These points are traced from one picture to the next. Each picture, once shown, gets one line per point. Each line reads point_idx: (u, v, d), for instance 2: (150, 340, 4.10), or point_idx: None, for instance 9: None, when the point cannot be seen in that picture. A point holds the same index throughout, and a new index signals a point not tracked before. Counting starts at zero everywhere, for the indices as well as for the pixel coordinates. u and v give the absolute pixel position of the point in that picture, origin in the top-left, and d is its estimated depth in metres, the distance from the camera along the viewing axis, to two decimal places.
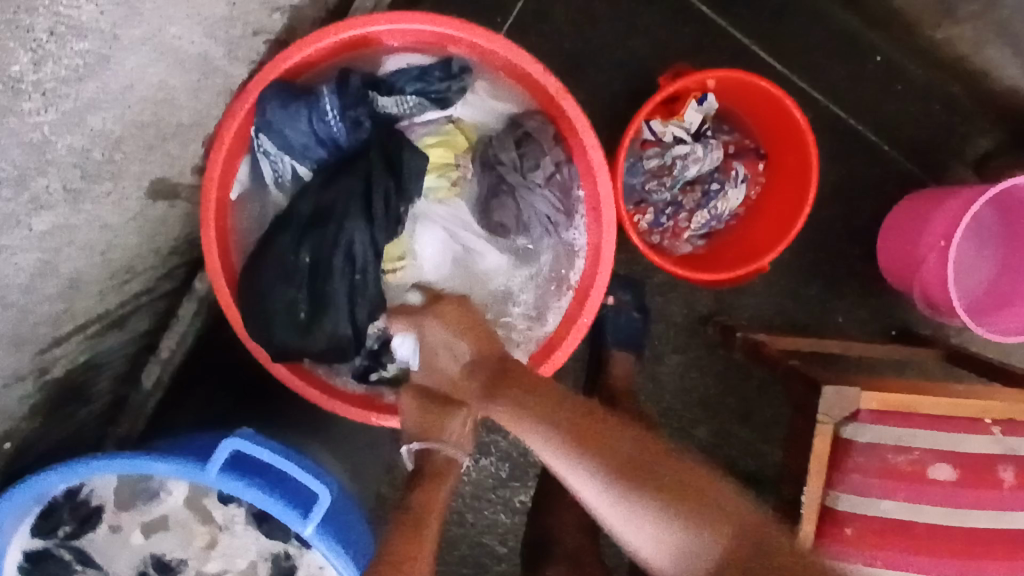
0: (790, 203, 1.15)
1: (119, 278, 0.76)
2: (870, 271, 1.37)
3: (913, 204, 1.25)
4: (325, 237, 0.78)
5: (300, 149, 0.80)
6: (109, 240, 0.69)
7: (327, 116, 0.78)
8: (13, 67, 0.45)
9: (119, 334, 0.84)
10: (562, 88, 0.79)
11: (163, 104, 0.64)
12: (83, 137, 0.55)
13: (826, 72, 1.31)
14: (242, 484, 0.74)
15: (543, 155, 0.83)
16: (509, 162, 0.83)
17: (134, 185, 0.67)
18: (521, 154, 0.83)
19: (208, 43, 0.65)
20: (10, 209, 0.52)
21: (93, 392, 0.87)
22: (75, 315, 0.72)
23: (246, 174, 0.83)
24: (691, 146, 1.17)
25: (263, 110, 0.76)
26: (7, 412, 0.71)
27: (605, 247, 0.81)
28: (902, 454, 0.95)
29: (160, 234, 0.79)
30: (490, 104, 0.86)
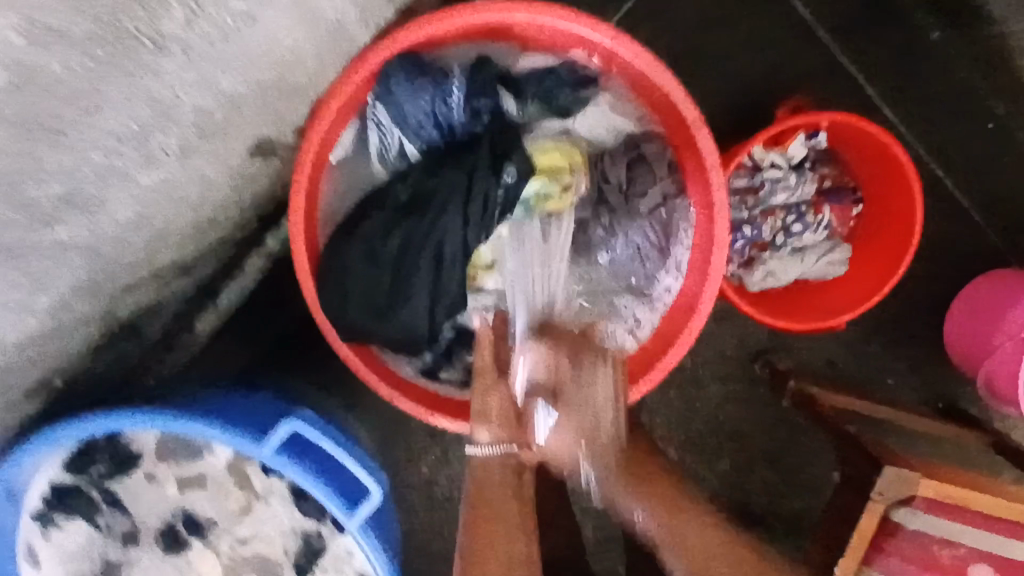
0: (879, 262, 1.11)
1: (199, 230, 0.72)
2: (934, 340, 1.32)
3: (994, 282, 1.20)
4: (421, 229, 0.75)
5: (415, 128, 0.77)
6: (202, 194, 0.65)
7: (451, 100, 0.75)
8: (162, 22, 0.40)
9: (183, 281, 0.81)
10: (700, 119, 0.75)
11: (289, 65, 0.59)
12: (211, 96, 0.50)
13: (939, 128, 1.23)
14: (292, 468, 0.71)
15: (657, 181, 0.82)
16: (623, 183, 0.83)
17: (240, 143, 0.63)
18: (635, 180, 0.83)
19: (345, 7, 0.60)
20: (125, 166, 0.48)
21: (146, 334, 0.84)
22: (152, 263, 0.68)
23: (350, 140, 0.79)
24: (786, 176, 1.12)
25: (388, 81, 0.74)
26: (66, 351, 0.68)
27: (708, 289, 0.78)
28: (947, 548, 0.93)
29: (247, 188, 0.75)
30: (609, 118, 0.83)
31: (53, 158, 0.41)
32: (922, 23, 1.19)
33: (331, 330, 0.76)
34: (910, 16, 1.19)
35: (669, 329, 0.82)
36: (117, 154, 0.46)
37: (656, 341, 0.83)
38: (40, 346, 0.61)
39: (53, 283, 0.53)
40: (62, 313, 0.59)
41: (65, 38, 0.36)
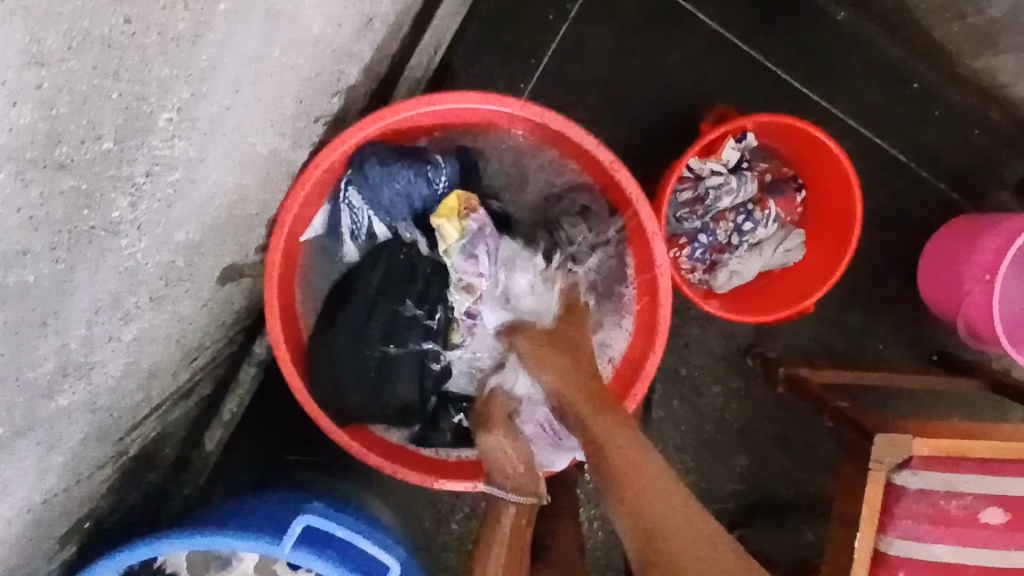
0: (831, 242, 1.16)
1: (188, 358, 0.79)
2: (910, 299, 1.36)
3: (953, 231, 1.25)
4: (396, 308, 0.86)
5: (386, 208, 0.88)
6: (183, 329, 0.71)
7: (435, 181, 0.89)
8: (112, 213, 0.46)
9: (184, 405, 0.87)
10: (616, 161, 0.83)
11: (236, 201, 0.66)
12: (169, 251, 0.57)
13: (863, 102, 1.30)
14: (313, 560, 0.75)
15: (606, 226, 0.93)
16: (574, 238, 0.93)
17: (208, 277, 0.70)
18: (589, 229, 0.93)
19: (277, 140, 0.67)
20: (105, 328, 0.54)
21: (161, 459, 0.90)
22: (151, 398, 0.74)
23: (322, 222, 0.89)
24: (727, 178, 1.17)
25: (364, 165, 0.85)
26: (89, 495, 0.73)
27: (662, 306, 0.85)
28: (954, 500, 0.96)
29: (225, 309, 0.82)
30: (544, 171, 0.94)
31: (42, 344, 0.47)
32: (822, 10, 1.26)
33: (330, 422, 0.82)
34: (810, 6, 1.26)
35: (637, 354, 0.89)
36: (96, 323, 0.52)
37: (627, 366, 0.89)
38: (64, 499, 0.67)
39: (64, 443, 0.59)
40: (78, 464, 0.65)
41: (36, 255, 0.41)
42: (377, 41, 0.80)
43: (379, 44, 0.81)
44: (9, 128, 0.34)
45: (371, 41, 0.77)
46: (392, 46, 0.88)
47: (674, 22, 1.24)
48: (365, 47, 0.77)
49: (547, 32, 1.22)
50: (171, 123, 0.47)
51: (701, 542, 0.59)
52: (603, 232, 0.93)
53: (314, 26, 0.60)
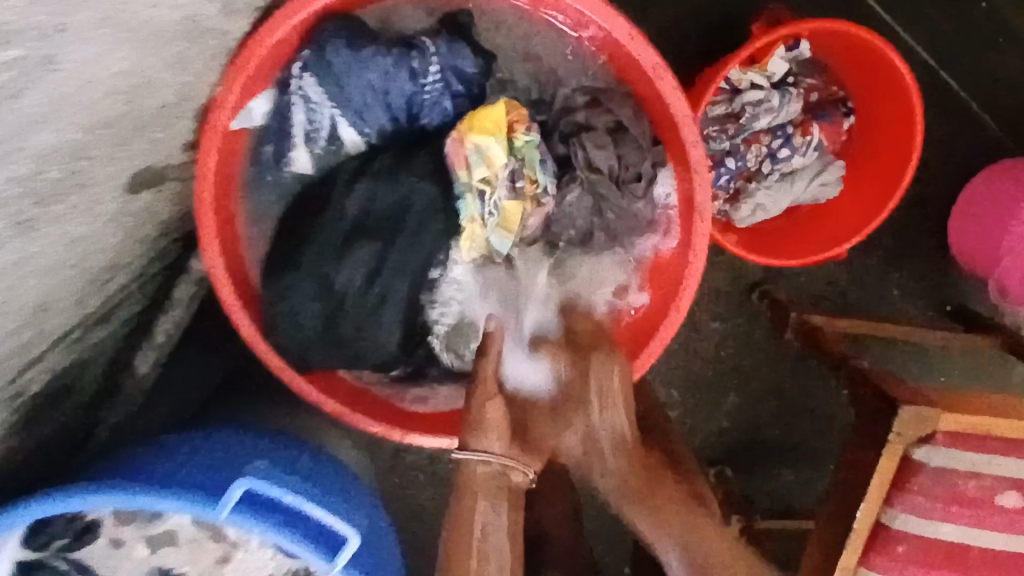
0: (875, 181, 1.01)
1: (98, 281, 0.63)
2: (937, 244, 1.23)
3: (1004, 172, 1.08)
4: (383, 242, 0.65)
5: (356, 106, 0.65)
6: (79, 250, 0.56)
7: (421, 74, 0.66)
8: None
9: (102, 329, 0.73)
10: (660, 66, 0.66)
11: None
12: None
13: (926, 11, 1.10)
14: (257, 525, 0.65)
15: (642, 158, 0.70)
16: (595, 164, 0.70)
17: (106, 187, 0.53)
18: (616, 156, 0.70)
19: None
20: None
21: (79, 389, 0.77)
22: (46, 332, 0.60)
23: (267, 105, 0.67)
24: (766, 95, 0.98)
25: (324, 38, 0.64)
26: None
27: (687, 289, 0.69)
28: (973, 482, 0.87)
29: (148, 221, 0.66)
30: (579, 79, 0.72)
31: None
32: None
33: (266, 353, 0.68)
34: None
35: (656, 309, 0.73)
36: None
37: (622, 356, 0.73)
38: None
39: None
40: None
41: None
42: None
43: None
44: None
45: None
46: None
47: None
48: None
49: None
50: None
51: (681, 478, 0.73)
52: (636, 161, 0.70)
53: None
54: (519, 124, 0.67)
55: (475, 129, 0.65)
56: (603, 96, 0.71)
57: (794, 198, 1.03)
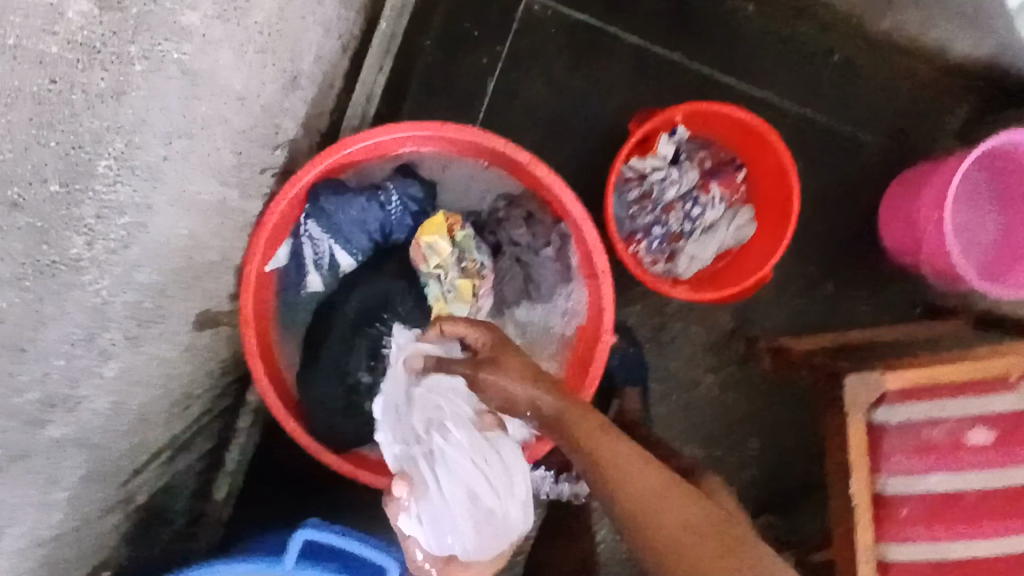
0: (773, 212, 1.22)
1: (181, 405, 0.86)
2: (879, 254, 1.39)
3: (905, 180, 1.28)
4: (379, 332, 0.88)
5: (346, 235, 0.90)
6: (166, 373, 0.79)
7: (388, 205, 0.91)
8: (71, 250, 0.54)
9: (188, 456, 0.94)
10: (535, 160, 0.86)
11: (194, 248, 0.75)
12: (134, 292, 0.65)
13: (791, 82, 1.35)
14: (318, 572, 0.81)
15: (549, 231, 0.93)
16: (516, 241, 0.94)
17: (182, 322, 0.78)
18: (530, 233, 0.93)
19: (223, 191, 0.76)
20: (83, 365, 0.62)
21: (174, 514, 0.96)
22: (147, 444, 0.81)
23: (285, 252, 0.91)
24: (666, 172, 1.23)
25: (316, 198, 0.88)
26: (102, 541, 0.79)
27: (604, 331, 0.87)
28: (936, 428, 0.97)
29: (210, 357, 0.89)
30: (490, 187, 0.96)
31: (23, 372, 0.54)
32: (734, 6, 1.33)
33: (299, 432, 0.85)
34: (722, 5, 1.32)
35: (591, 337, 0.91)
36: (73, 356, 0.60)
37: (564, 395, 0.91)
38: (73, 540, 0.73)
39: (62, 478, 0.66)
40: (81, 505, 0.71)
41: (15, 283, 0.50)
42: (309, 98, 0.89)
43: (312, 101, 0.91)
44: None
45: (302, 97, 0.87)
46: (327, 103, 0.97)
47: (597, 41, 1.31)
48: (297, 103, 0.87)
49: (482, 73, 1.29)
50: (112, 171, 0.55)
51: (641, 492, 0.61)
52: (544, 235, 0.93)
53: (233, 86, 0.69)
54: (457, 225, 0.92)
55: (426, 233, 0.89)
56: (514, 198, 0.95)
57: (717, 243, 1.25)
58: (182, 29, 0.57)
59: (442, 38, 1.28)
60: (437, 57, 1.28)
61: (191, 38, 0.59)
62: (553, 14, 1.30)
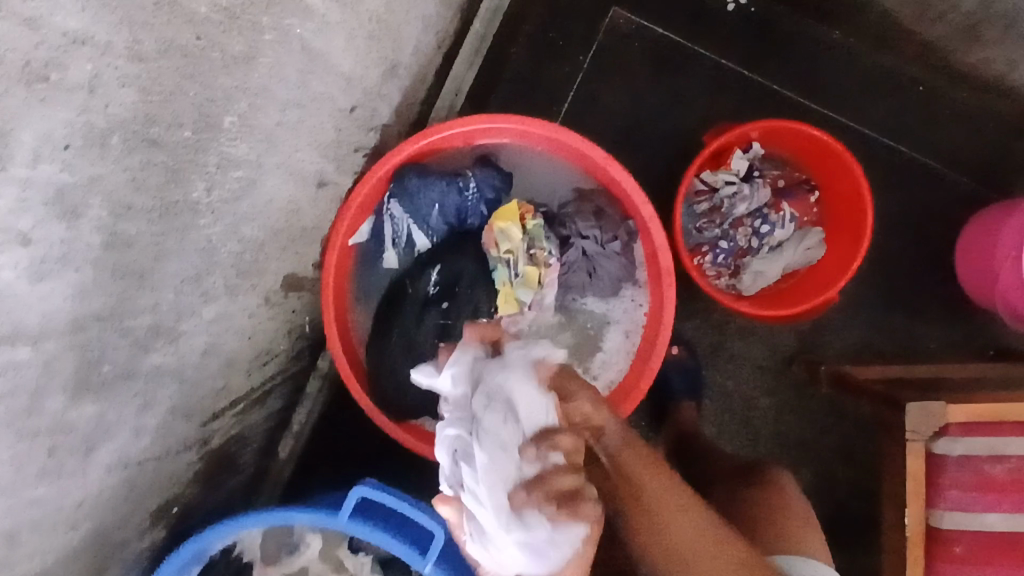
0: (848, 233, 1.20)
1: (260, 360, 0.92)
2: (954, 292, 1.35)
3: (981, 220, 1.25)
4: (447, 309, 0.92)
5: (423, 216, 0.96)
6: (252, 327, 0.85)
7: (466, 192, 0.96)
8: (192, 194, 0.61)
9: (260, 411, 1.00)
10: (609, 157, 0.89)
11: (291, 212, 0.81)
12: (237, 243, 0.72)
13: (874, 111, 1.35)
14: (368, 528, 0.85)
15: (616, 227, 0.97)
16: (585, 233, 0.97)
17: (271, 280, 0.84)
18: (599, 228, 0.97)
19: (322, 164, 0.83)
20: (189, 301, 0.68)
21: (241, 465, 1.02)
22: (228, 391, 0.87)
23: (367, 228, 0.97)
24: (738, 186, 1.24)
25: (401, 179, 0.94)
26: (179, 475, 0.86)
27: (664, 329, 0.89)
28: (999, 464, 0.93)
29: (291, 320, 0.96)
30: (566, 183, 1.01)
31: (141, 297, 0.61)
32: (819, 31, 1.33)
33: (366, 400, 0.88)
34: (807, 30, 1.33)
35: (649, 336, 0.93)
36: (182, 292, 0.66)
37: (621, 389, 0.92)
38: (157, 466, 0.79)
39: (156, 406, 0.72)
40: (168, 435, 0.78)
41: (148, 213, 0.57)
42: (404, 88, 0.96)
43: (407, 91, 0.98)
44: (120, 104, 0.49)
45: (398, 86, 0.94)
46: (420, 95, 1.04)
47: (678, 58, 1.34)
48: (394, 90, 0.93)
49: (564, 81, 1.34)
50: (235, 128, 0.62)
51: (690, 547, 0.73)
52: (612, 230, 0.97)
53: (342, 67, 0.76)
54: (529, 214, 0.96)
55: (499, 220, 0.94)
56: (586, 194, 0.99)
57: (785, 261, 1.24)
58: (307, 8, 0.64)
59: (530, 45, 1.33)
60: (523, 63, 1.33)
61: (312, 18, 0.65)
62: (638, 29, 1.34)
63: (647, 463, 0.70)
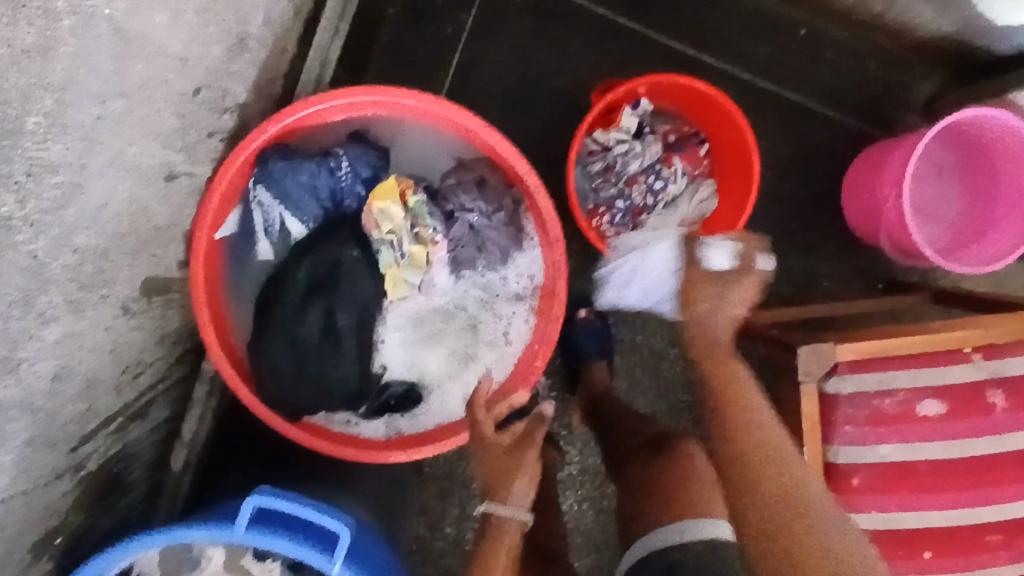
0: (737, 182, 1.21)
1: (132, 373, 0.85)
2: (841, 229, 1.41)
3: (864, 162, 1.30)
4: (331, 300, 0.87)
5: (296, 202, 0.90)
6: (114, 340, 0.78)
7: (339, 172, 0.90)
8: (2, 209, 0.53)
9: (143, 424, 0.94)
10: (487, 127, 0.86)
11: (140, 212, 0.74)
12: (73, 255, 0.65)
13: (757, 56, 1.36)
14: (267, 537, 0.81)
15: (500, 196, 0.93)
16: (469, 207, 0.92)
17: (129, 287, 0.77)
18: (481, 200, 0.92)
19: (169, 156, 0.76)
20: (21, 327, 0.61)
21: (131, 482, 0.96)
22: (97, 412, 0.81)
23: (236, 219, 0.91)
24: (629, 144, 1.23)
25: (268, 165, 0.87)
26: (54, 508, 0.79)
27: (558, 299, 0.88)
28: (887, 399, 0.97)
29: (162, 326, 0.89)
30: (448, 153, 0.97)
31: None
32: None
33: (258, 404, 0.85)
34: None
35: (546, 309, 0.91)
36: (11, 317, 0.59)
37: (524, 360, 0.91)
38: (22, 505, 0.72)
39: (6, 443, 0.65)
40: (28, 470, 0.71)
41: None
42: (258, 63, 0.88)
43: (262, 65, 0.90)
44: None
45: (250, 61, 0.86)
46: (279, 68, 0.96)
47: (561, 12, 1.30)
48: (246, 66, 0.85)
49: (446, 44, 1.28)
50: (41, 128, 0.55)
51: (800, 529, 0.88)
52: (497, 201, 0.93)
53: (173, 47, 0.68)
54: (410, 190, 0.91)
55: (377, 199, 0.90)
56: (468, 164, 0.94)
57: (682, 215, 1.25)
58: None
59: (406, 7, 1.26)
60: (400, 26, 1.26)
61: None
62: None
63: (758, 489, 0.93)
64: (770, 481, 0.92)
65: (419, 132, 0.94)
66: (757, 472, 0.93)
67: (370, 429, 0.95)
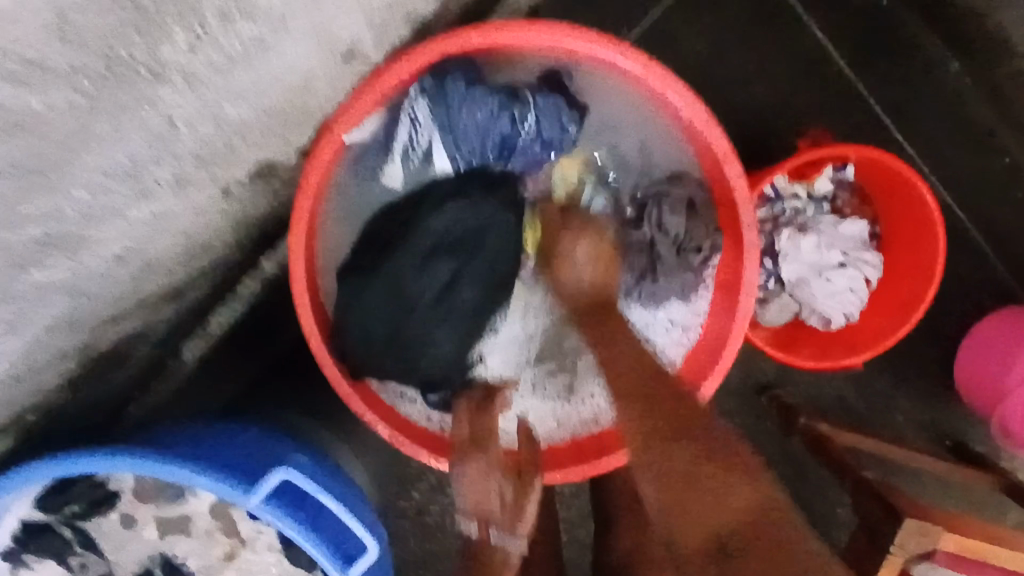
0: (904, 293, 1.03)
1: (191, 256, 0.66)
2: None
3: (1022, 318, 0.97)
4: (461, 271, 0.69)
5: (457, 136, 0.70)
6: (195, 222, 0.59)
7: (524, 123, 0.71)
8: (162, 48, 0.39)
9: (173, 305, 0.75)
10: (729, 152, 0.68)
11: (298, 86, 0.54)
12: (210, 127, 0.48)
13: None
14: (281, 519, 0.66)
15: (703, 234, 0.73)
16: (665, 225, 0.73)
17: (240, 167, 0.57)
18: (684, 228, 0.73)
19: (359, 28, 0.55)
20: (111, 201, 0.45)
21: (130, 360, 0.78)
22: (137, 293, 0.62)
23: (382, 125, 0.72)
24: (805, 206, 1.06)
25: (446, 81, 0.69)
26: (43, 386, 0.61)
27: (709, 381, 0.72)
28: None
29: (247, 211, 0.69)
30: (649, 150, 0.80)
31: (32, 203, 0.40)
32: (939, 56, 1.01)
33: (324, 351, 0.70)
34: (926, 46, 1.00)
35: (689, 379, 0.75)
36: (104, 191, 0.44)
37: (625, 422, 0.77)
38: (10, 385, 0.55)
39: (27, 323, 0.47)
40: (34, 350, 0.53)
41: (20, 86, 0.34)
42: None
43: None
44: None
45: None
46: None
47: None
48: None
49: None
50: None
51: (728, 521, 0.53)
52: (698, 238, 0.73)
53: None
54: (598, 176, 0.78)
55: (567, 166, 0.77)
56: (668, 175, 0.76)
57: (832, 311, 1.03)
58: None
59: None
60: None
61: None
62: None
63: (691, 465, 0.54)
64: (696, 504, 0.53)
65: (633, 112, 0.78)
66: (676, 460, 0.54)
67: (423, 415, 0.78)
